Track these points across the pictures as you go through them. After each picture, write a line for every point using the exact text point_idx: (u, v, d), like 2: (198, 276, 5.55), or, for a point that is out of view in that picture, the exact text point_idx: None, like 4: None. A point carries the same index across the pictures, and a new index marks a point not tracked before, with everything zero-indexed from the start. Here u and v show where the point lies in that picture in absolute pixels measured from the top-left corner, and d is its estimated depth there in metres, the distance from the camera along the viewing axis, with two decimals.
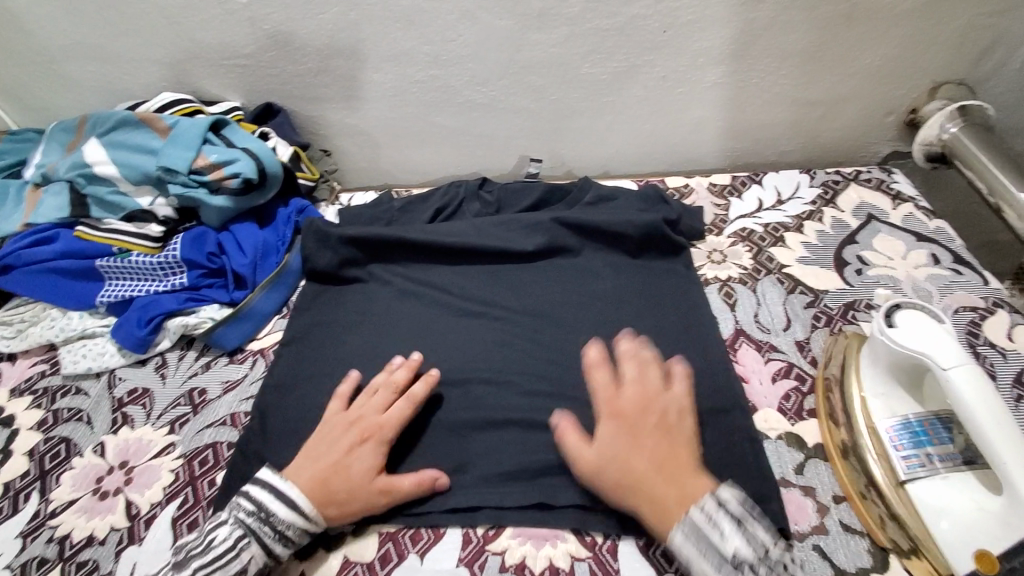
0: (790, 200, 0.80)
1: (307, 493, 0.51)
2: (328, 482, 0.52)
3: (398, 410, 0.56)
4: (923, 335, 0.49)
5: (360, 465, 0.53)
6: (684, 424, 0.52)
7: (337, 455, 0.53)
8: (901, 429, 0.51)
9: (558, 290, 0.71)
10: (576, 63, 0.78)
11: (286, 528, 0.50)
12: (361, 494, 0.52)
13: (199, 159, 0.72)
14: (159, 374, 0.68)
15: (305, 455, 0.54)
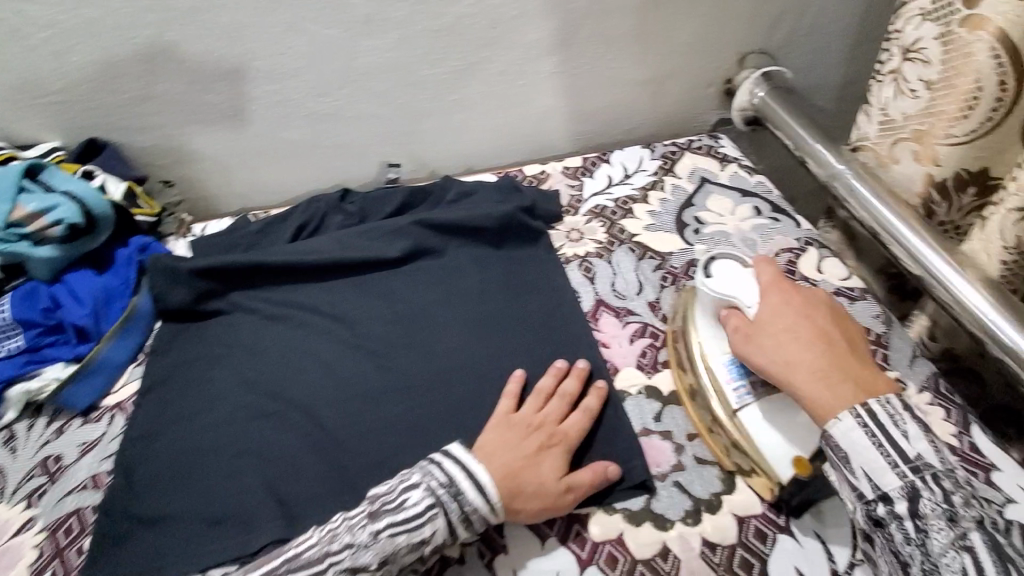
0: (635, 173, 0.87)
1: (501, 484, 0.52)
2: (517, 476, 0.53)
3: (579, 422, 0.58)
4: (734, 283, 0.60)
5: (554, 463, 0.55)
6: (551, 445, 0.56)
7: (527, 457, 0.54)
8: (732, 365, 0.58)
9: (428, 291, 0.72)
10: (415, 65, 0.79)
11: (472, 509, 0.51)
12: (550, 493, 0.53)
13: (13, 211, 0.66)
14: (4, 449, 0.62)
15: (497, 438, 0.55)
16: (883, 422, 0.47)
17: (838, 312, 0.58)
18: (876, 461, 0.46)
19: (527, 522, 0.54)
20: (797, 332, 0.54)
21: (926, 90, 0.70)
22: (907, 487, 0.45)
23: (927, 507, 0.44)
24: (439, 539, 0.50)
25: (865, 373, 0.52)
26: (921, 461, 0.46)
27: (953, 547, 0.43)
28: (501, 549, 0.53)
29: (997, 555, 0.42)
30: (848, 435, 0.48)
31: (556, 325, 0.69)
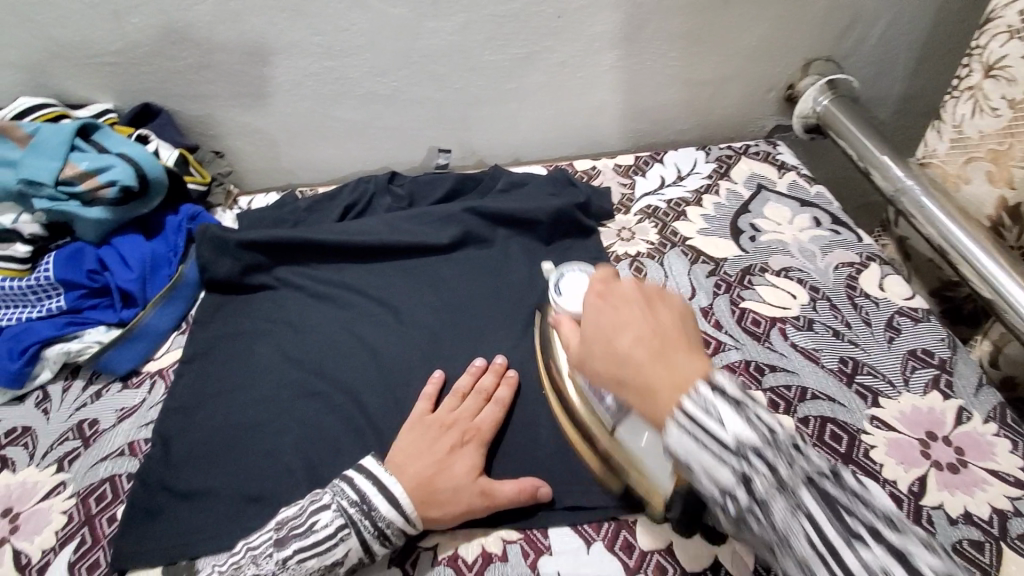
0: (689, 175, 0.84)
1: (414, 489, 0.50)
2: (429, 480, 0.50)
3: (494, 418, 0.56)
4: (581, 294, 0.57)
5: (468, 461, 0.52)
6: (466, 446, 0.53)
7: (440, 455, 0.52)
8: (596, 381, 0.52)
9: (474, 281, 0.71)
10: (475, 50, 0.77)
11: (386, 526, 0.48)
12: (464, 493, 0.50)
13: (67, 169, 0.65)
14: (41, 409, 0.61)
15: (404, 448, 0.53)
16: (699, 419, 0.39)
17: (654, 301, 0.49)
18: (710, 461, 0.38)
19: (572, 526, 0.52)
20: (599, 348, 0.47)
21: (1009, 110, 0.67)
22: (738, 483, 0.37)
23: (767, 491, 0.37)
24: (355, 560, 0.48)
25: (682, 360, 0.43)
26: (745, 446, 0.38)
27: (787, 522, 0.36)
28: (545, 551, 0.50)
29: (831, 510, 0.36)
30: (678, 444, 0.40)
31: None
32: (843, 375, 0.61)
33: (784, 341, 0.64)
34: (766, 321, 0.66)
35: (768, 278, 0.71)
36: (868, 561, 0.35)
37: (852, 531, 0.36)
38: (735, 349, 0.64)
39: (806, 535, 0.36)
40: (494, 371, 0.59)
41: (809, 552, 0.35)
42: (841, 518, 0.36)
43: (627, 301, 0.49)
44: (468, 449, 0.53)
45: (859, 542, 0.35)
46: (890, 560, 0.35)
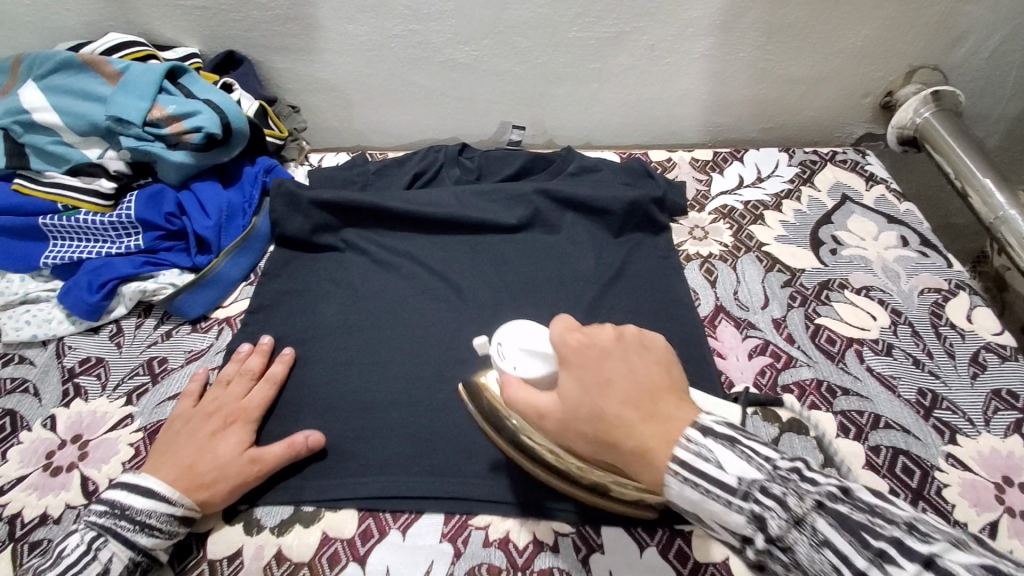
0: (769, 177, 0.81)
1: (176, 479, 0.49)
2: (188, 468, 0.50)
3: (257, 400, 0.56)
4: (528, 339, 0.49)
5: (234, 439, 0.53)
6: (225, 430, 0.53)
7: (199, 441, 0.52)
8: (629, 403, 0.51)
9: (539, 264, 0.69)
10: (563, 26, 0.75)
11: (148, 517, 0.47)
12: (230, 469, 0.51)
13: (155, 110, 0.65)
14: (114, 342, 0.64)
15: (162, 450, 0.52)
16: (693, 466, 0.38)
17: (637, 346, 0.43)
18: (717, 509, 0.38)
19: (625, 527, 0.51)
20: (576, 409, 0.41)
21: None
22: (749, 524, 0.37)
23: (787, 530, 0.35)
24: (126, 564, 0.46)
25: (672, 411, 0.40)
26: (749, 485, 0.37)
27: (811, 558, 0.34)
28: (597, 549, 0.50)
29: (851, 536, 0.33)
30: (682, 495, 0.38)
31: (672, 322, 0.64)
32: (919, 408, 0.58)
33: (859, 364, 0.62)
34: (841, 340, 0.64)
35: (846, 295, 0.68)
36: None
37: (880, 555, 0.32)
38: (807, 366, 0.61)
39: (832, 567, 0.34)
40: (261, 352, 0.60)
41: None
42: (867, 542, 0.33)
43: (604, 351, 0.42)
44: (235, 433, 0.53)
45: (891, 564, 0.32)
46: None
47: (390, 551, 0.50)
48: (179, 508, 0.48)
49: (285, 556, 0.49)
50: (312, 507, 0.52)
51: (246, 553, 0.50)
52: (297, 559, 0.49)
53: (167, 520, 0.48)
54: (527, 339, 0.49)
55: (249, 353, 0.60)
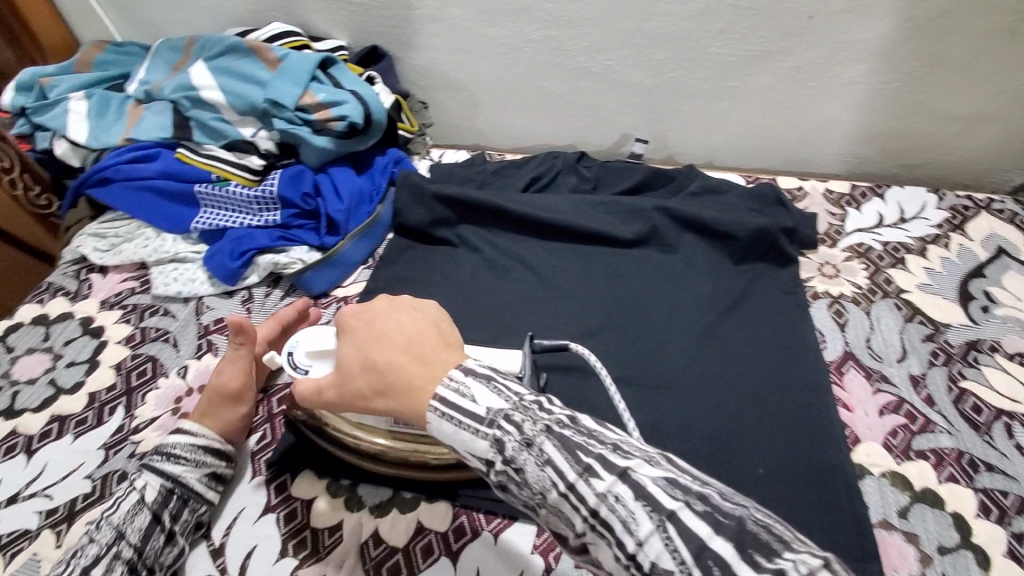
0: (913, 219, 0.73)
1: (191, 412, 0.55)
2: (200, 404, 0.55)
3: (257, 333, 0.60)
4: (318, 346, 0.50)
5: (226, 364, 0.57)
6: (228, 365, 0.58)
7: None
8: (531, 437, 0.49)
9: (651, 283, 0.67)
10: (706, 41, 0.72)
11: (173, 447, 0.50)
12: (212, 387, 0.54)
13: (306, 97, 0.70)
14: (245, 307, 0.68)
15: None
16: (450, 400, 0.37)
17: (410, 304, 0.43)
18: (466, 437, 0.36)
19: None
20: (351, 367, 0.41)
21: None
22: (492, 451, 0.35)
23: (524, 453, 0.34)
24: (160, 491, 0.48)
25: (435, 356, 0.39)
26: (494, 414, 0.36)
27: (535, 478, 0.34)
28: None
29: (569, 454, 0.33)
30: (439, 429, 0.37)
31: (794, 363, 0.60)
32: None
33: (1010, 441, 0.54)
34: (990, 411, 0.57)
35: (998, 360, 0.60)
36: (600, 493, 0.32)
37: (586, 470, 0.33)
38: (947, 434, 0.55)
39: (551, 483, 0.33)
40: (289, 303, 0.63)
41: (558, 500, 0.33)
42: (579, 458, 0.33)
43: (372, 311, 0.43)
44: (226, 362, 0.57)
45: (593, 477, 0.32)
46: (619, 487, 0.31)
47: (481, 552, 0.49)
48: (203, 437, 0.51)
49: (383, 538, 0.50)
50: (411, 495, 0.53)
51: (346, 528, 0.51)
52: (392, 542, 0.50)
53: (190, 449, 0.51)
54: (315, 338, 0.51)
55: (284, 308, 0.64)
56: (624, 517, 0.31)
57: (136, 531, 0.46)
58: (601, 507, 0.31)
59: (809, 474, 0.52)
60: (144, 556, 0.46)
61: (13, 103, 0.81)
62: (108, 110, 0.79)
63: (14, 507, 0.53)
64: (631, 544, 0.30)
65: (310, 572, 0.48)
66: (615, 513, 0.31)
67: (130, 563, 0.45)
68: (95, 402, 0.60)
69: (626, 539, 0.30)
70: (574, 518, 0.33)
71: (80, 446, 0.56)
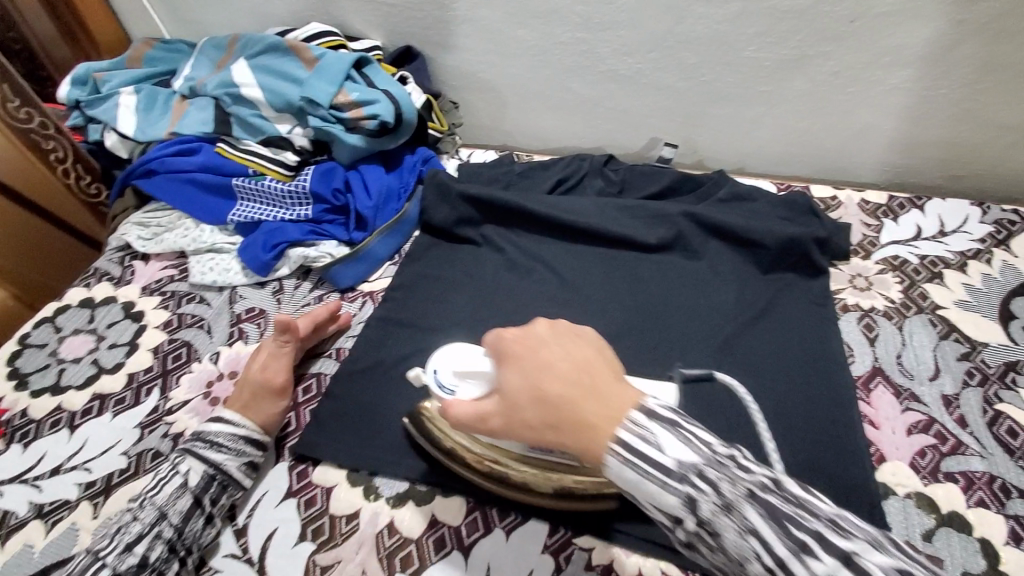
0: (953, 233, 0.70)
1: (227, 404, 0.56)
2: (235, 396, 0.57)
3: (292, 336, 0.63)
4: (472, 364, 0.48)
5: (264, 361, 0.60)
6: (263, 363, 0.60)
7: None
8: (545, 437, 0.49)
9: (674, 289, 0.67)
10: (740, 45, 0.71)
11: (217, 435, 0.53)
12: (251, 379, 0.56)
13: (340, 95, 0.72)
14: (274, 298, 0.70)
15: None
16: (634, 447, 0.35)
17: (569, 331, 0.42)
18: (654, 491, 0.35)
19: None
20: (517, 397, 0.39)
21: None
22: (683, 508, 0.34)
23: (718, 515, 0.33)
24: (203, 478, 0.51)
25: (610, 393, 0.37)
26: (687, 469, 0.34)
27: (735, 545, 0.32)
28: None
29: (776, 526, 0.31)
30: (620, 476, 0.36)
31: (820, 377, 0.58)
32: None
33: None
34: None
35: None
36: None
37: (803, 546, 0.30)
38: (979, 457, 0.53)
39: (754, 555, 0.32)
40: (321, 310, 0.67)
41: (761, 572, 0.32)
42: (790, 532, 0.31)
43: (537, 339, 0.41)
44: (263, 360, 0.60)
45: (810, 557, 0.30)
46: (844, 574, 0.29)
47: (492, 548, 0.50)
48: (243, 427, 0.53)
49: (397, 528, 0.52)
50: (426, 488, 0.54)
51: (363, 517, 0.52)
52: (406, 533, 0.51)
53: (232, 438, 0.53)
54: (459, 357, 0.49)
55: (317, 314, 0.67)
56: None
57: (178, 513, 0.49)
58: None
59: (829, 491, 0.51)
60: (182, 537, 0.49)
61: (69, 96, 0.85)
62: (155, 105, 0.83)
63: (57, 477, 0.56)
64: None
65: (327, 558, 0.50)
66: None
67: (169, 542, 0.48)
68: (133, 383, 0.63)
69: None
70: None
71: (118, 424, 0.59)
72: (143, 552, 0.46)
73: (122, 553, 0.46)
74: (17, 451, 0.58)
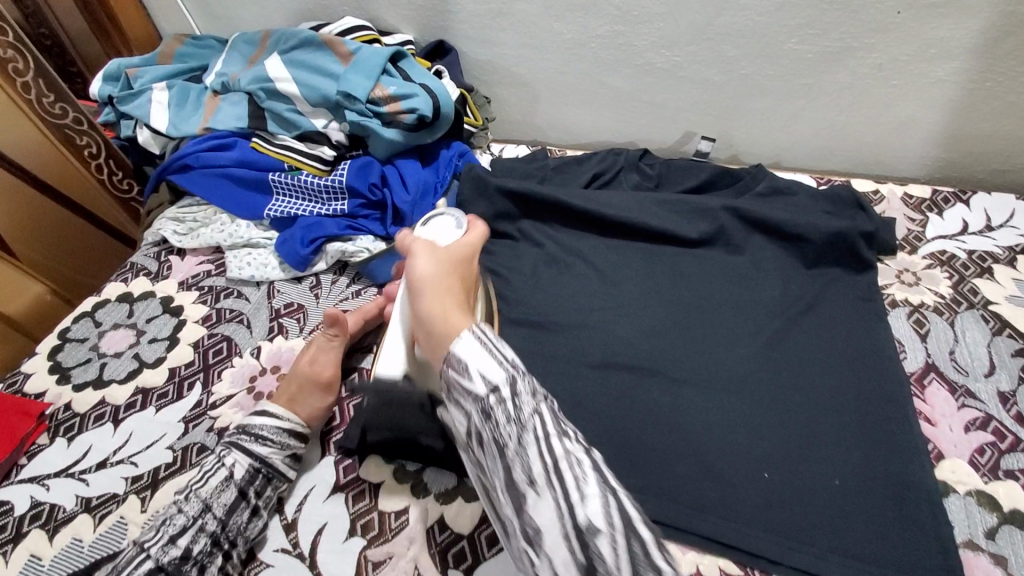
0: (1001, 227, 0.69)
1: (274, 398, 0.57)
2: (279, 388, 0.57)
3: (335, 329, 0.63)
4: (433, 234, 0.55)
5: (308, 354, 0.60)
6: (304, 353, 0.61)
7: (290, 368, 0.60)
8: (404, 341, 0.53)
9: (717, 284, 0.66)
10: (781, 37, 0.70)
11: (261, 429, 0.53)
12: (298, 372, 0.57)
13: (377, 90, 0.72)
14: (312, 293, 0.70)
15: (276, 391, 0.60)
16: (482, 336, 0.41)
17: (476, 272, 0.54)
18: (486, 362, 0.39)
19: None
20: (434, 265, 0.47)
21: None
22: (504, 380, 0.38)
23: (524, 392, 0.38)
24: (249, 470, 0.51)
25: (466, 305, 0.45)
26: (515, 364, 0.40)
27: (527, 424, 0.37)
28: None
29: (559, 425, 0.39)
30: (462, 339, 0.40)
31: (869, 373, 0.57)
32: None
33: None
34: None
35: None
36: (569, 451, 0.37)
37: (568, 437, 0.38)
38: None
39: (535, 433, 0.37)
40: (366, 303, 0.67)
41: (534, 444, 0.37)
42: (562, 428, 0.39)
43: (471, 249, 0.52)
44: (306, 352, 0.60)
45: (569, 442, 0.38)
46: (583, 455, 0.38)
47: None
48: (287, 420, 0.54)
49: (448, 524, 0.51)
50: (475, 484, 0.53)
51: (412, 513, 0.52)
52: (457, 529, 0.51)
53: (275, 430, 0.53)
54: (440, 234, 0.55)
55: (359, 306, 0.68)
56: (578, 475, 0.36)
57: (222, 506, 0.49)
58: (564, 462, 0.37)
59: (886, 489, 0.50)
60: (226, 530, 0.48)
61: (100, 93, 0.84)
62: (187, 101, 0.82)
63: (104, 471, 0.56)
64: (575, 499, 0.36)
65: (378, 554, 0.50)
66: (572, 470, 0.36)
67: (213, 536, 0.47)
68: (175, 377, 0.63)
69: (574, 495, 0.36)
70: (533, 460, 0.37)
71: (162, 418, 0.59)
72: (187, 544, 0.46)
73: (166, 545, 0.46)
74: (62, 444, 0.58)
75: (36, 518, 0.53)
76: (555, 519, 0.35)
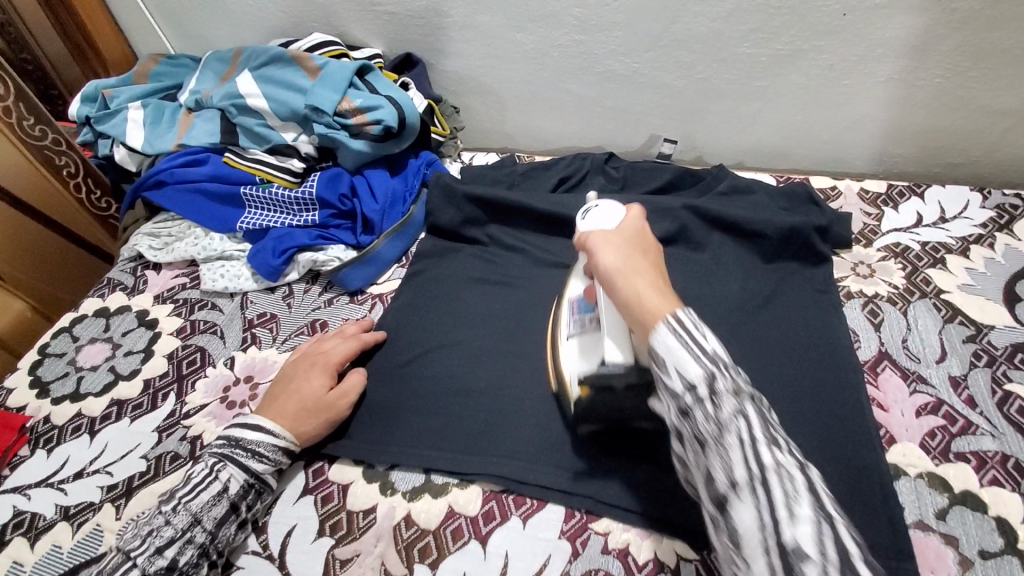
0: (955, 219, 0.71)
1: (283, 421, 0.55)
2: (289, 410, 0.55)
3: (343, 348, 0.61)
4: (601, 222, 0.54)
5: (319, 380, 0.57)
6: (314, 374, 0.58)
7: (294, 385, 0.57)
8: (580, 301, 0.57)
9: (679, 281, 0.67)
10: (734, 41, 0.72)
11: (259, 445, 0.53)
12: (320, 406, 0.56)
13: (344, 102, 0.74)
14: (285, 302, 0.71)
15: (269, 399, 0.57)
16: (682, 329, 0.39)
17: (649, 258, 0.48)
18: (684, 357, 0.38)
19: None
20: (620, 267, 0.46)
21: None
22: (702, 379, 0.37)
23: (724, 390, 0.37)
24: (242, 484, 0.52)
25: (663, 296, 0.43)
26: (720, 358, 0.38)
27: (729, 420, 0.36)
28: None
29: (770, 432, 0.36)
30: (660, 337, 0.40)
31: (826, 362, 0.59)
32: None
33: None
34: None
35: None
36: (776, 463, 0.35)
37: (771, 442, 0.36)
38: (991, 436, 0.53)
39: (741, 436, 0.36)
40: (360, 324, 0.65)
41: (736, 445, 0.36)
42: (773, 434, 0.36)
43: (638, 236, 0.50)
44: (320, 377, 0.58)
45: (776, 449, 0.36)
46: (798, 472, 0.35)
47: (510, 538, 0.51)
48: (282, 438, 0.54)
49: (414, 521, 0.52)
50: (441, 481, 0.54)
51: (380, 511, 0.53)
52: (424, 525, 0.52)
53: (273, 449, 0.53)
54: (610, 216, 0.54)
55: (352, 322, 0.65)
56: (788, 492, 0.34)
57: (212, 518, 0.50)
58: (770, 474, 0.35)
59: (841, 473, 0.52)
60: (215, 541, 0.49)
61: (78, 114, 0.86)
62: (162, 119, 0.84)
63: (80, 481, 0.57)
64: (784, 516, 0.33)
65: (346, 552, 0.51)
66: (782, 484, 0.34)
67: (202, 547, 0.48)
68: (150, 388, 0.64)
69: (781, 513, 0.33)
70: (739, 465, 0.35)
71: (136, 429, 0.60)
72: (173, 556, 0.47)
73: (152, 556, 0.47)
74: (41, 456, 0.59)
75: (18, 526, 0.54)
76: (755, 529, 0.34)
